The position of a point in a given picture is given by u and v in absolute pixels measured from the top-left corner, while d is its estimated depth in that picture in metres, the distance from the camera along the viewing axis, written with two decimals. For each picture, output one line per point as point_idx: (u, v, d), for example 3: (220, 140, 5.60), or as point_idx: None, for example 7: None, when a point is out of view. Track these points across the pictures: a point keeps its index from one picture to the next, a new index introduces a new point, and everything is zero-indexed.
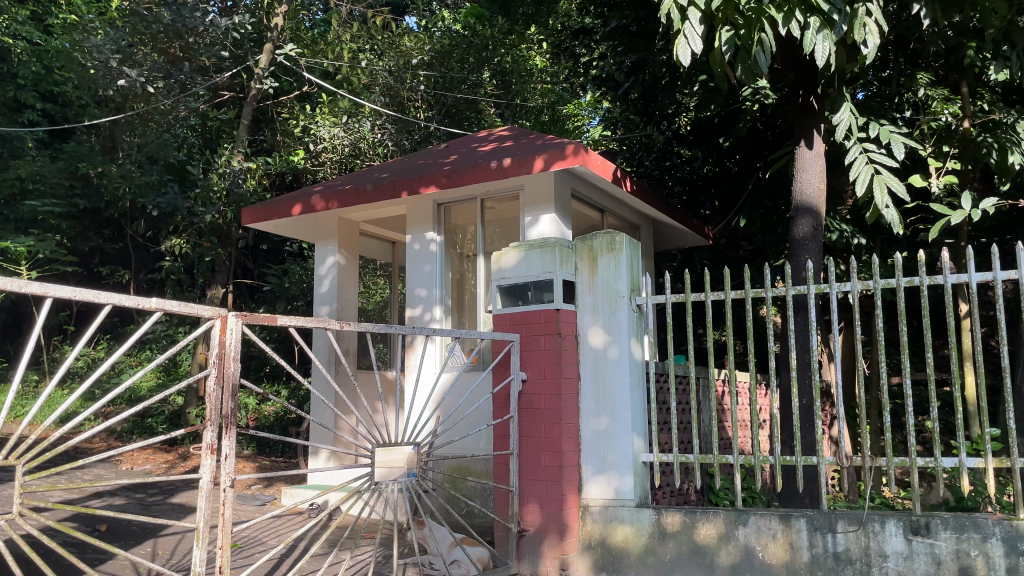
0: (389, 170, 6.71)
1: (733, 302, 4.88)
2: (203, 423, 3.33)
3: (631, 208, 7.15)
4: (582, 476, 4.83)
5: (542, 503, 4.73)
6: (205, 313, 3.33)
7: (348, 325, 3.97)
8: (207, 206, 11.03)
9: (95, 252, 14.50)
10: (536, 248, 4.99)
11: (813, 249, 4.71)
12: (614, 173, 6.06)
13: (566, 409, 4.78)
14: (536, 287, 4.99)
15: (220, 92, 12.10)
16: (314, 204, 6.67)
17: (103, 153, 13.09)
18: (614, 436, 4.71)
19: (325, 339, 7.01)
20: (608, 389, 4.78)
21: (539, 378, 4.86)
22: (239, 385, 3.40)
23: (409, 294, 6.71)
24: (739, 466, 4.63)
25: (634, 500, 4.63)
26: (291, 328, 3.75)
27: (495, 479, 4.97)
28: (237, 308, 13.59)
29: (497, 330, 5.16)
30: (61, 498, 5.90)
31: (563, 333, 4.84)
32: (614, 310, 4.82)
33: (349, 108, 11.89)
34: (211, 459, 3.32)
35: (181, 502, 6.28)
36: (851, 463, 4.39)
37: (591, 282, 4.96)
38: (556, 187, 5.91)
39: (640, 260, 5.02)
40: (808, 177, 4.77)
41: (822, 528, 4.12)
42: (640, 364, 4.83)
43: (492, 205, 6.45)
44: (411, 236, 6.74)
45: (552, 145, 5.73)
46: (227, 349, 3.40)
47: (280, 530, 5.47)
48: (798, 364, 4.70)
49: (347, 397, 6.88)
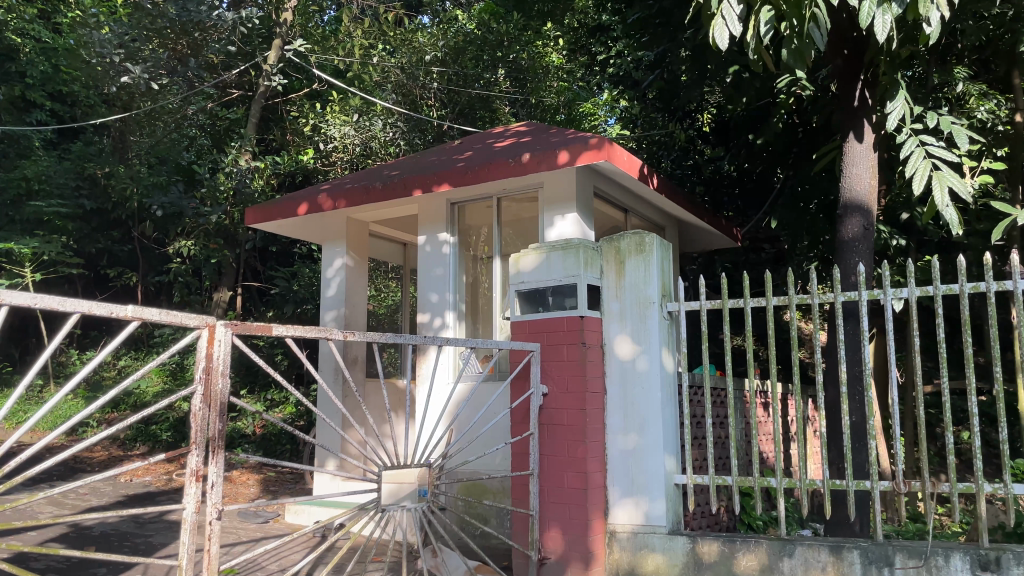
0: (399, 167, 6.35)
1: (772, 309, 4.44)
2: (187, 447, 2.96)
3: (657, 207, 6.73)
4: (608, 498, 4.43)
5: (565, 529, 4.32)
6: (190, 322, 2.96)
7: (353, 335, 3.58)
8: (213, 206, 10.68)
9: (102, 254, 14.22)
10: (558, 249, 4.59)
11: (864, 250, 4.28)
12: (641, 169, 5.64)
13: (591, 426, 4.37)
14: (557, 292, 4.60)
15: (229, 90, 11.79)
16: (320, 203, 6.29)
17: (113, 154, 12.87)
18: (645, 455, 4.31)
19: (331, 350, 6.62)
20: (637, 405, 4.37)
21: (561, 392, 4.47)
22: (229, 404, 3.01)
23: (422, 299, 6.33)
24: (783, 490, 4.20)
25: (667, 526, 4.21)
26: (290, 337, 3.36)
27: (513, 501, 4.58)
28: (247, 311, 13.27)
29: (516, 338, 4.76)
30: (52, 515, 5.57)
31: (588, 342, 4.43)
32: (644, 317, 4.42)
33: (361, 106, 11.51)
34: (196, 487, 2.95)
35: (177, 520, 5.96)
36: (907, 488, 3.96)
37: (617, 286, 4.56)
38: (578, 184, 5.51)
39: (672, 261, 4.61)
40: (858, 172, 4.36)
41: (878, 561, 3.70)
42: (672, 376, 4.41)
43: (509, 204, 6.06)
44: (423, 237, 6.36)
45: (574, 139, 5.32)
46: (214, 362, 3.01)
47: (283, 553, 5.11)
48: (847, 378, 4.28)
49: (354, 413, 6.50)
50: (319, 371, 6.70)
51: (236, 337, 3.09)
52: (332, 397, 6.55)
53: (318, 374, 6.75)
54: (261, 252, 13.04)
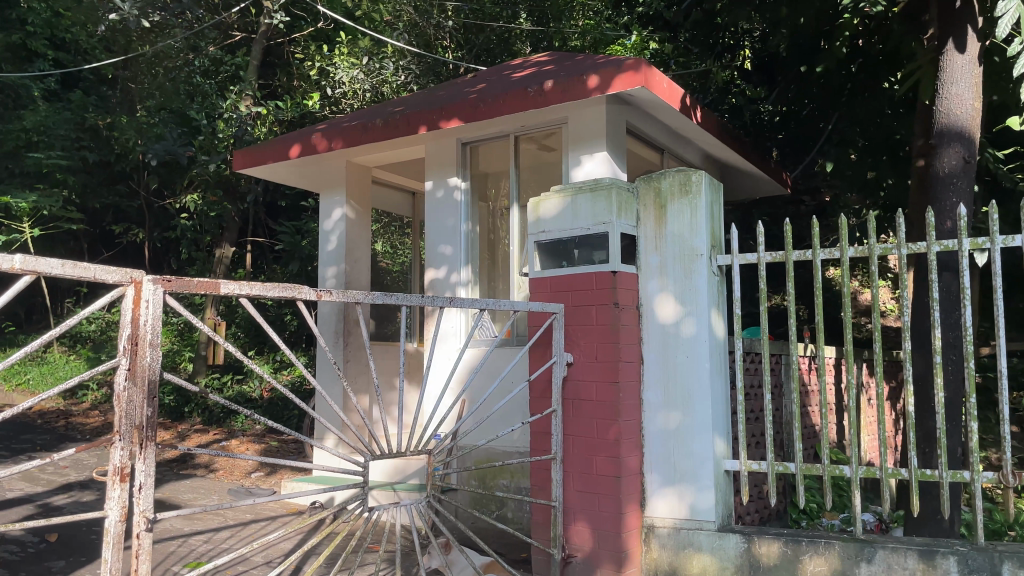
0: (404, 102, 5.56)
1: (844, 264, 3.65)
2: (110, 440, 2.29)
3: (698, 149, 5.93)
4: (644, 485, 3.74)
5: (594, 523, 3.64)
6: (108, 279, 2.27)
7: (330, 294, 2.86)
8: (212, 155, 10.15)
9: (107, 210, 13.66)
10: (587, 190, 3.83)
11: (964, 188, 3.57)
12: (682, 100, 4.79)
13: (626, 402, 3.65)
14: (584, 244, 3.86)
15: (231, 32, 11.12)
16: (314, 143, 5.55)
17: (121, 106, 12.33)
18: (689, 436, 3.60)
19: (330, 320, 5.91)
20: (681, 377, 3.65)
21: (589, 362, 3.75)
22: (162, 381, 2.33)
23: (431, 255, 5.61)
24: (859, 481, 3.47)
25: (716, 522, 3.51)
26: (249, 298, 2.67)
27: (533, 491, 3.89)
28: (258, 269, 12.72)
29: (536, 297, 4.03)
30: (18, 495, 5.00)
31: (621, 303, 3.69)
32: (689, 273, 3.67)
33: (371, 48, 10.50)
34: (121, 490, 2.29)
35: (162, 498, 5.40)
36: (1016, 481, 3.20)
37: (657, 237, 3.80)
38: (608, 118, 4.73)
39: (722, 206, 3.84)
40: (960, 94, 3.61)
41: (981, 571, 2.97)
42: (722, 343, 3.68)
43: (530, 144, 5.29)
44: (433, 183, 5.62)
45: (606, 62, 4.50)
46: (141, 329, 2.33)
47: (269, 543, 4.49)
48: (941, 346, 3.50)
49: (356, 382, 5.90)
50: (318, 374, 5.93)
51: (171, 299, 2.39)
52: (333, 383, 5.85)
53: (317, 372, 5.96)
54: (270, 207, 12.39)
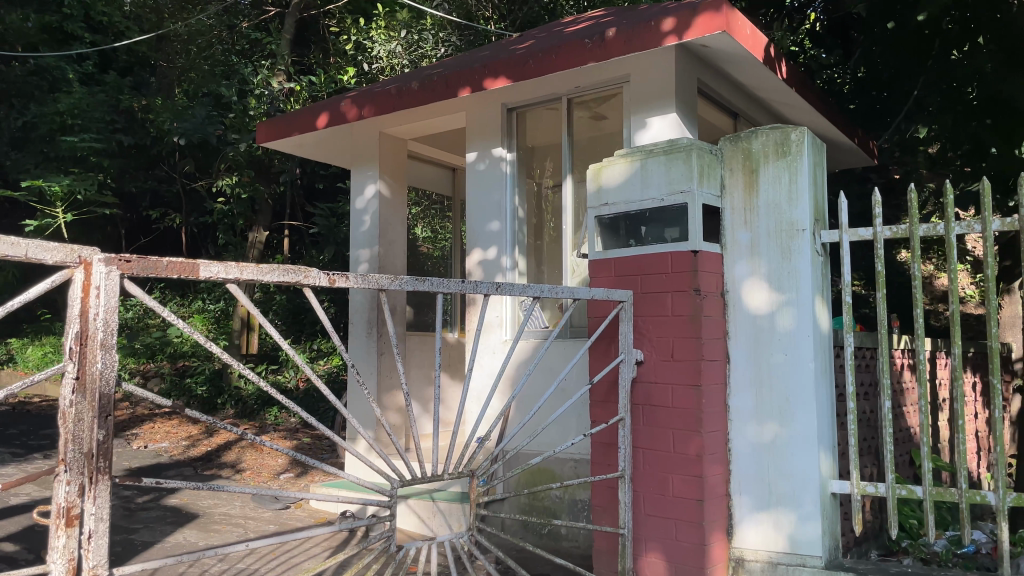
0: (442, 63, 4.95)
1: (989, 239, 2.89)
2: (53, 476, 1.73)
3: (776, 113, 5.21)
4: (730, 510, 3.10)
5: (670, 556, 3.02)
6: (45, 260, 1.70)
7: (344, 279, 2.26)
8: (242, 133, 9.79)
9: (145, 196, 13.37)
10: (659, 153, 3.19)
11: None
12: (766, 49, 4.08)
13: (710, 409, 3.01)
14: (655, 219, 3.22)
15: (265, 7, 10.74)
16: (343, 111, 4.99)
17: (161, 89, 11.92)
18: (788, 451, 2.94)
19: (364, 307, 5.35)
20: (778, 379, 3.00)
21: (665, 361, 3.12)
22: (119, 391, 1.78)
23: (474, 235, 4.97)
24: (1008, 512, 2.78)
25: (824, 557, 2.85)
26: (238, 285, 2.10)
27: (597, 514, 3.27)
28: (296, 254, 12.29)
29: (597, 283, 3.40)
30: (21, 503, 4.57)
31: (704, 289, 3.05)
32: (789, 251, 3.00)
33: (410, 19, 9.62)
34: (64, 539, 1.73)
35: (178, 505, 4.93)
36: None
37: (747, 208, 3.14)
38: (678, 73, 4.06)
39: (825, 171, 3.16)
40: None
41: None
42: (828, 338, 3.01)
43: (585, 108, 4.64)
44: (475, 153, 4.99)
45: (680, 3, 3.82)
46: (91, 326, 1.76)
47: (289, 560, 3.99)
48: None
49: (391, 377, 5.33)
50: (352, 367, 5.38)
51: (132, 284, 1.83)
52: (367, 377, 5.31)
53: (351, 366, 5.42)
54: (307, 189, 11.89)
